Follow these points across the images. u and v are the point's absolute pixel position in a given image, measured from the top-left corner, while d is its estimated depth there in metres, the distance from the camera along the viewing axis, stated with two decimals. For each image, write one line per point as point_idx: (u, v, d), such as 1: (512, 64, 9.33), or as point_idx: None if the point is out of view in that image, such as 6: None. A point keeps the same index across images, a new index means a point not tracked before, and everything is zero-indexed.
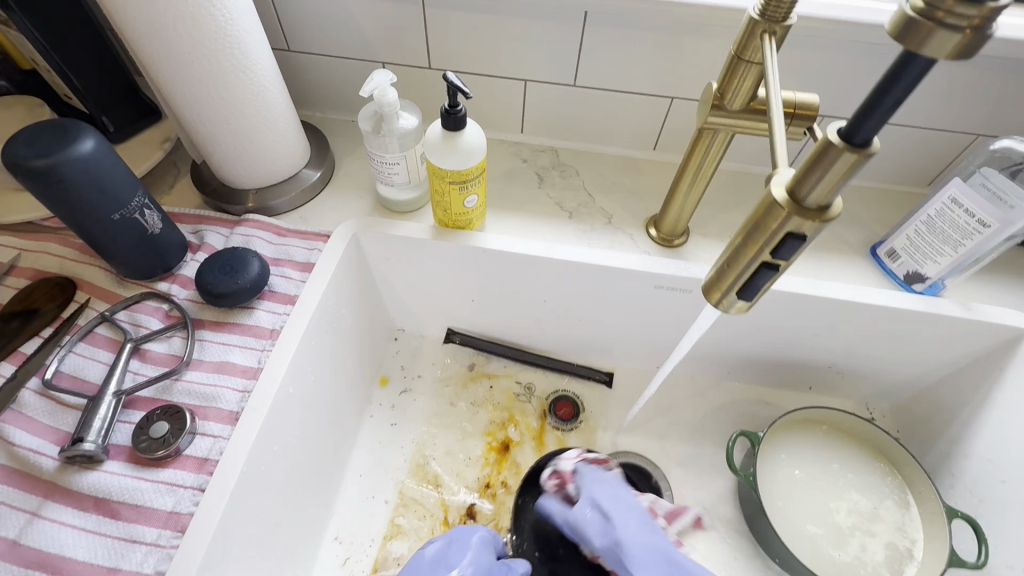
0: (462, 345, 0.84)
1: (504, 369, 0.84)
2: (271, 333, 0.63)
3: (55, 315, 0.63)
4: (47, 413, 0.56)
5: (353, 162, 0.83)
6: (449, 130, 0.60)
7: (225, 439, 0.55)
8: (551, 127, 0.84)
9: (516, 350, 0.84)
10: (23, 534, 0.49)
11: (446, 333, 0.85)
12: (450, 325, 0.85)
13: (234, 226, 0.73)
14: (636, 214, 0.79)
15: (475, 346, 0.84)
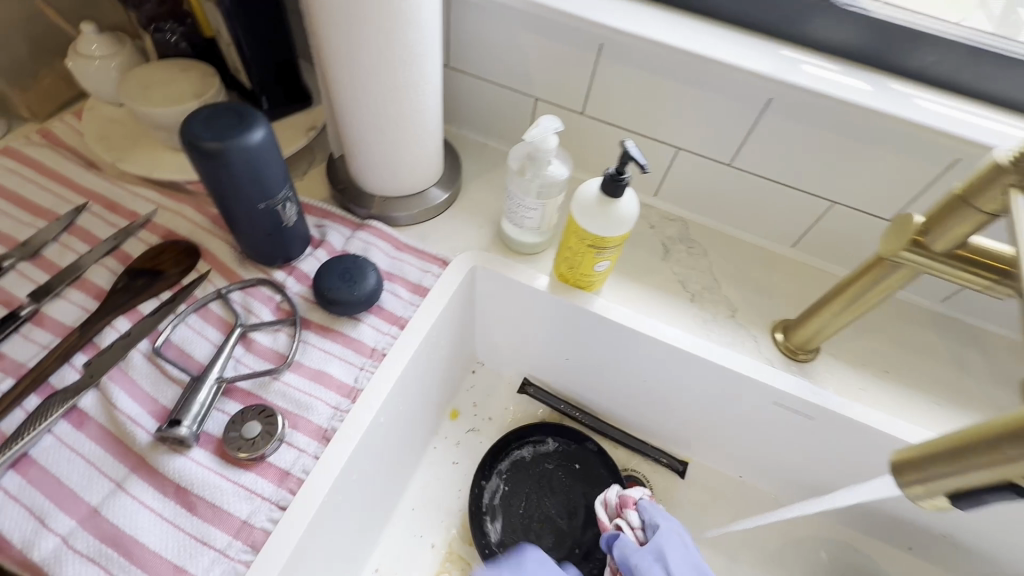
0: (534, 397, 0.81)
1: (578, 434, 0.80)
2: (372, 352, 0.61)
3: (175, 281, 0.64)
4: (150, 381, 0.56)
5: (478, 187, 0.81)
6: (608, 197, 0.56)
7: (310, 456, 0.53)
8: (687, 198, 0.80)
9: (589, 415, 0.80)
10: (104, 504, 0.49)
11: (520, 383, 0.82)
12: (527, 375, 0.82)
13: (355, 229, 0.72)
14: (763, 313, 0.73)
15: (547, 401, 0.80)
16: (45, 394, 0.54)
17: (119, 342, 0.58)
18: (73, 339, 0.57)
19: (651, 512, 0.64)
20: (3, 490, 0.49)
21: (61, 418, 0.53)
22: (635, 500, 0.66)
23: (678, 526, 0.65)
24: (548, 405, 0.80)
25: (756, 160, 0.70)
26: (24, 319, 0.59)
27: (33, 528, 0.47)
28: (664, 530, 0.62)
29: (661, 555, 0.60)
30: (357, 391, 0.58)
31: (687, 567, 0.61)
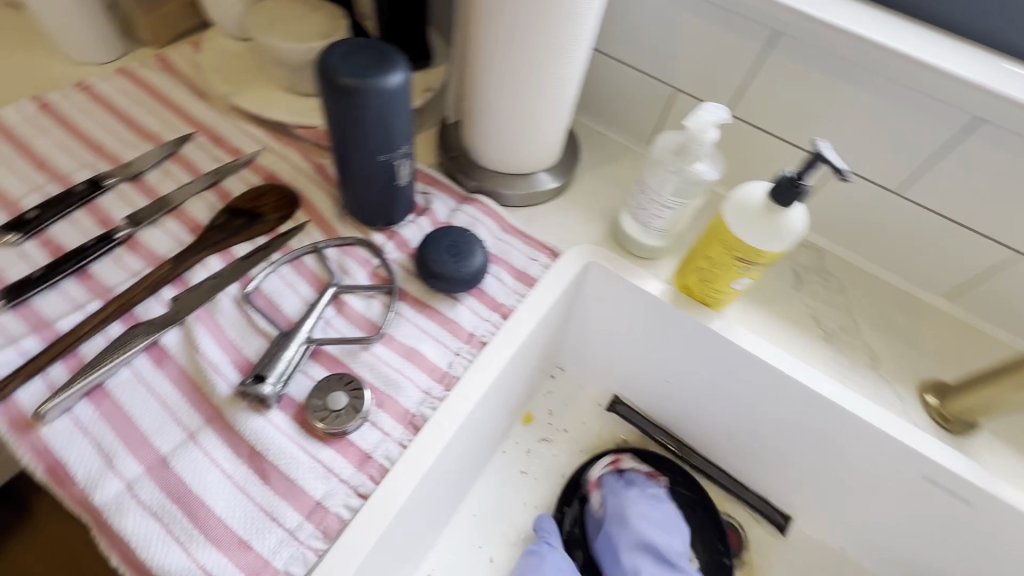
0: (624, 418, 0.73)
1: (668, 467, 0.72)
2: (470, 338, 0.55)
3: (272, 228, 0.59)
4: (236, 328, 0.52)
5: (593, 178, 0.74)
6: (779, 205, 0.48)
7: (395, 443, 0.48)
8: (831, 224, 0.70)
9: (681, 447, 0.72)
10: (174, 454, 0.44)
11: (610, 400, 0.74)
12: (618, 393, 0.74)
13: (462, 202, 0.66)
14: (908, 368, 0.63)
15: (637, 425, 0.72)
16: (129, 323, 0.50)
17: (209, 282, 0.54)
18: (165, 271, 0.53)
19: (615, 491, 0.67)
20: (73, 419, 0.45)
21: (141, 352, 0.49)
22: (598, 479, 0.69)
23: (645, 508, 0.66)
24: (636, 428, 0.72)
25: (935, 192, 0.60)
26: (118, 242, 0.55)
27: (98, 467, 0.43)
28: (617, 514, 0.66)
29: (615, 539, 0.65)
30: (450, 379, 0.52)
31: (651, 554, 0.63)
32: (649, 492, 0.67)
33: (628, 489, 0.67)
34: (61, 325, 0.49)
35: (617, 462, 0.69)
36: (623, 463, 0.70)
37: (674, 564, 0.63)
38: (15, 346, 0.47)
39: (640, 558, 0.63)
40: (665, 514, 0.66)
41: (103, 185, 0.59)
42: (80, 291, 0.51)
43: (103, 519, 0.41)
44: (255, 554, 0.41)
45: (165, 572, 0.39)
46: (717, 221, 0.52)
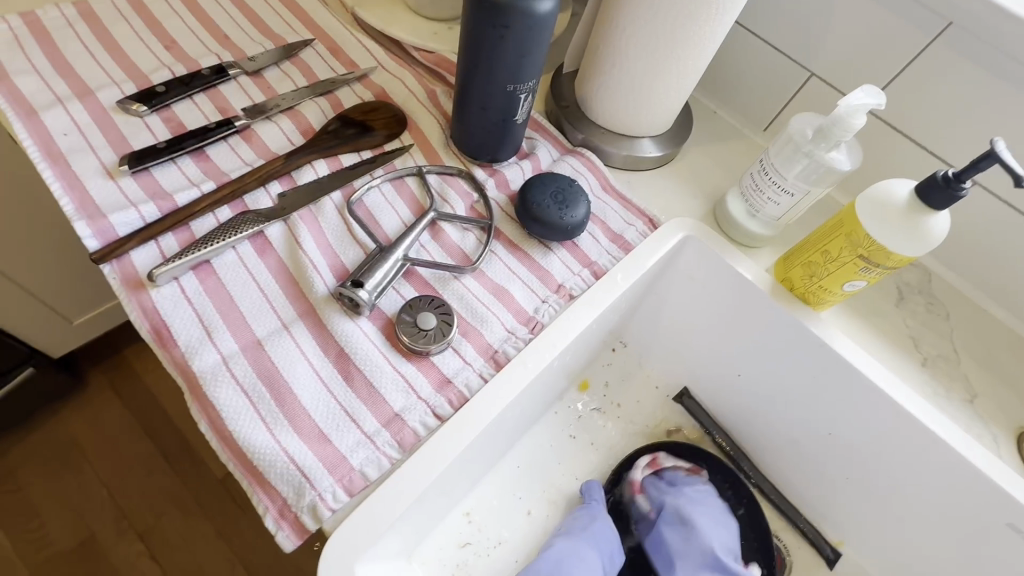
0: (688, 411, 0.71)
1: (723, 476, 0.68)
2: (559, 289, 0.54)
3: (379, 144, 0.59)
4: (336, 234, 0.52)
5: (700, 155, 0.70)
6: (926, 205, 0.45)
7: (475, 373, 0.47)
8: (951, 247, 0.64)
9: (737, 450, 0.69)
10: (269, 339, 0.45)
11: (679, 392, 0.71)
12: (687, 386, 0.71)
13: (565, 154, 0.65)
14: (1007, 410, 0.58)
15: (698, 419, 0.70)
16: (238, 210, 0.51)
17: (315, 185, 0.54)
18: (276, 166, 0.54)
19: (657, 494, 0.65)
20: (180, 288, 0.46)
21: (247, 239, 0.50)
22: (639, 483, 0.66)
23: (696, 506, 0.63)
24: (698, 423, 0.70)
25: None
26: (235, 131, 0.56)
27: (199, 337, 0.44)
28: (672, 515, 0.63)
29: (667, 535, 0.62)
30: (536, 324, 0.52)
31: (704, 563, 0.60)
32: (696, 487, 0.65)
33: (673, 489, 0.65)
34: (179, 198, 0.50)
35: (656, 462, 0.66)
36: (661, 462, 0.66)
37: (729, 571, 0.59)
38: (136, 209, 0.48)
39: (685, 557, 0.60)
40: (715, 512, 0.63)
41: (227, 74, 0.59)
42: (196, 171, 0.53)
43: (198, 386, 0.43)
44: (334, 449, 0.41)
45: (250, 446, 0.40)
46: (847, 213, 0.49)
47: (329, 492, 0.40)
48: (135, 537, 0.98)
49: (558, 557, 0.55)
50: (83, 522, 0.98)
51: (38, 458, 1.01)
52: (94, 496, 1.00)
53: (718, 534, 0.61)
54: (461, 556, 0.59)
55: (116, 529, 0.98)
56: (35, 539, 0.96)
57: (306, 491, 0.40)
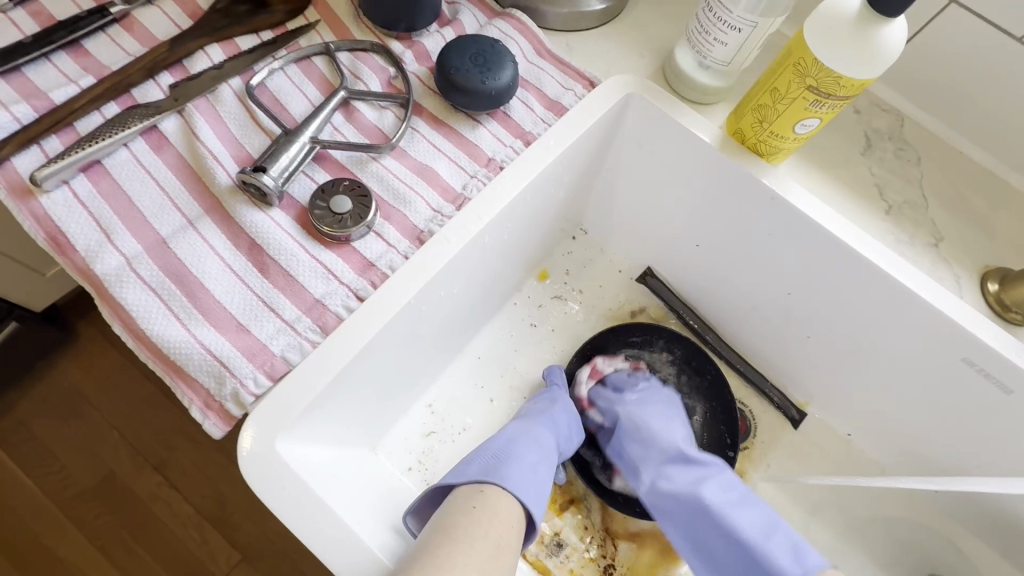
0: (652, 291, 0.68)
1: (688, 351, 0.67)
2: (488, 163, 0.50)
3: (280, 22, 0.53)
4: (238, 123, 0.48)
5: (650, 7, 0.62)
6: (878, 15, 0.40)
7: (399, 254, 0.45)
8: (923, 83, 0.59)
9: (702, 325, 0.68)
10: (173, 237, 0.43)
11: (642, 272, 0.69)
12: (649, 266, 0.69)
13: (493, 18, 0.57)
14: (976, 252, 0.56)
15: (661, 297, 0.68)
16: (126, 105, 0.47)
17: (209, 71, 0.48)
18: (161, 53, 0.48)
19: (607, 404, 0.63)
20: (71, 192, 0.43)
21: (139, 136, 0.46)
22: (588, 398, 0.64)
23: (645, 406, 0.61)
24: (661, 301, 0.69)
25: None
26: (113, 19, 0.50)
27: (98, 240, 0.42)
28: (627, 426, 0.60)
29: (628, 447, 0.60)
30: (464, 201, 0.48)
31: (667, 456, 0.57)
32: (640, 386, 0.63)
33: (619, 396, 0.63)
34: (55, 96, 0.46)
35: (597, 372, 0.64)
36: (603, 368, 0.64)
37: (691, 459, 0.56)
38: (8, 111, 0.44)
39: (650, 458, 0.58)
40: (663, 407, 0.61)
41: None
42: (75, 67, 0.48)
43: (104, 289, 0.41)
44: (253, 338, 0.40)
45: (164, 342, 0.39)
46: (795, 42, 0.44)
47: (250, 379, 0.39)
48: (152, 470, 0.92)
49: (512, 436, 0.52)
50: (100, 461, 0.91)
51: (46, 407, 0.93)
52: (106, 435, 0.93)
53: (675, 428, 0.59)
54: (426, 444, 0.60)
55: (133, 465, 0.92)
56: (62, 480, 0.90)
57: (227, 380, 0.39)
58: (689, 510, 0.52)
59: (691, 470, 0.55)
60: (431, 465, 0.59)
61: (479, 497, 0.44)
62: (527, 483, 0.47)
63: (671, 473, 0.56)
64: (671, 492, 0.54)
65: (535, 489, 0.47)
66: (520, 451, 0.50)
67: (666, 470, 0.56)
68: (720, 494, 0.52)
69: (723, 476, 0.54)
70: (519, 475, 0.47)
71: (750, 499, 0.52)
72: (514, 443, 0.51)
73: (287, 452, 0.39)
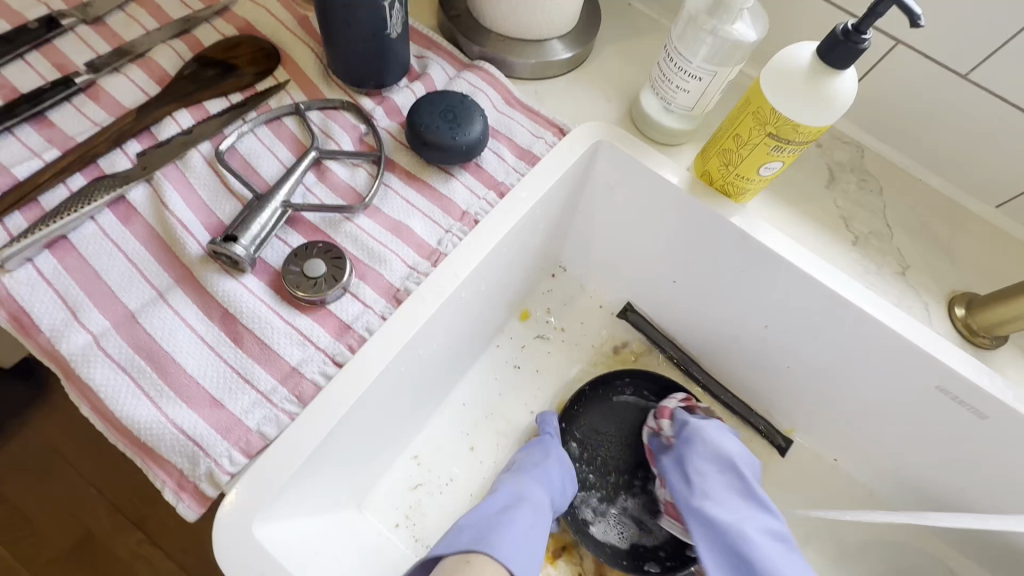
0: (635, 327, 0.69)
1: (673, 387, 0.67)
2: (463, 216, 0.51)
3: (249, 84, 0.53)
4: (208, 190, 0.47)
5: (615, 53, 0.64)
6: (829, 67, 0.42)
7: (376, 315, 0.45)
8: (878, 118, 0.61)
9: (687, 358, 0.68)
10: (143, 311, 0.42)
11: (622, 307, 0.69)
12: (630, 300, 0.69)
13: (462, 70, 0.58)
14: (942, 278, 0.57)
15: (645, 334, 0.68)
16: (93, 176, 0.46)
17: (177, 137, 0.48)
18: (128, 122, 0.48)
19: (684, 419, 0.61)
20: (36, 270, 0.42)
21: (107, 208, 0.45)
22: (669, 411, 0.63)
23: (727, 438, 0.58)
24: (643, 336, 0.69)
25: (1012, 74, 0.51)
26: (78, 89, 0.50)
27: (64, 319, 0.41)
28: (709, 454, 0.57)
29: (695, 464, 0.57)
30: (439, 255, 0.48)
31: (737, 486, 0.55)
32: (702, 416, 0.62)
33: (699, 417, 0.60)
34: (18, 171, 0.45)
35: (688, 400, 0.63)
36: (672, 404, 0.63)
37: (762, 501, 0.53)
38: None
39: (715, 484, 0.55)
40: (732, 435, 0.59)
41: (60, 26, 0.52)
42: (38, 139, 0.47)
43: (71, 369, 0.40)
44: (227, 413, 0.39)
45: (134, 423, 0.38)
46: (753, 91, 0.45)
47: (225, 457, 0.38)
48: (132, 527, 0.87)
49: (503, 496, 0.51)
50: (77, 521, 0.87)
51: (17, 469, 0.89)
52: (81, 493, 0.88)
53: (744, 455, 0.57)
54: (413, 498, 0.59)
55: (111, 523, 0.87)
56: (34, 544, 0.86)
57: (200, 459, 0.38)
58: (732, 538, 0.50)
59: (749, 508, 0.53)
60: (419, 520, 0.58)
61: (464, 571, 0.44)
62: (519, 549, 0.47)
63: (723, 499, 0.54)
64: (721, 520, 0.51)
65: (527, 554, 0.47)
66: (513, 512, 0.49)
67: (722, 496, 0.54)
68: (767, 539, 0.50)
69: (777, 525, 0.52)
70: (511, 540, 0.47)
71: (790, 551, 0.50)
72: (505, 504, 0.50)
73: (266, 536, 0.38)
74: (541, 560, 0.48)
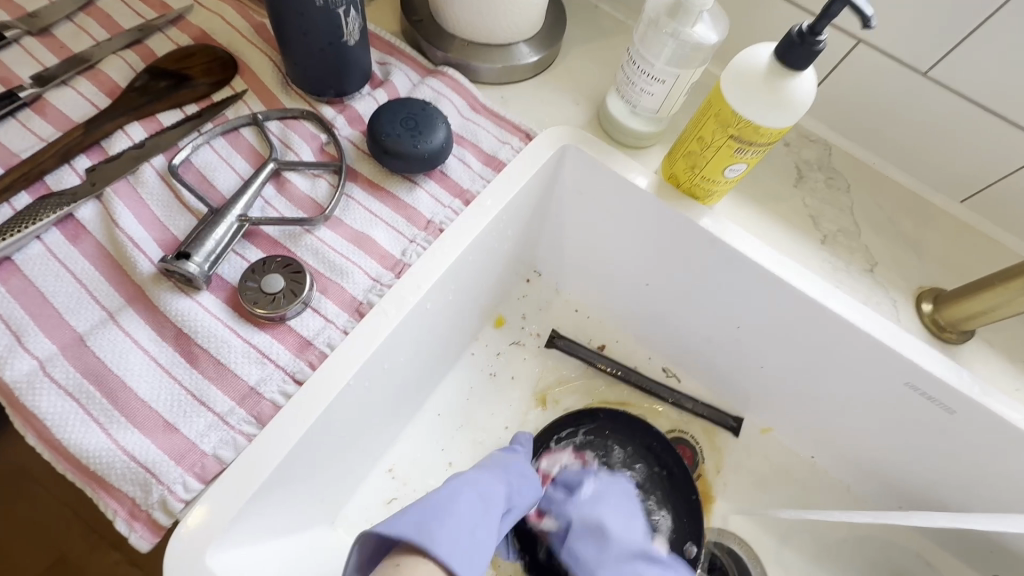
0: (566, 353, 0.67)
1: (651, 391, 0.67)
2: (428, 226, 0.50)
3: (204, 95, 0.51)
4: (162, 205, 0.46)
5: (582, 55, 0.64)
6: (788, 68, 0.42)
7: (338, 330, 0.44)
8: (843, 116, 0.62)
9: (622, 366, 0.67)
10: (92, 333, 0.40)
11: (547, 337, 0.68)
12: (554, 329, 0.68)
13: (426, 76, 0.57)
14: (909, 273, 0.58)
15: (578, 355, 0.67)
16: (38, 194, 0.45)
17: (129, 152, 0.47)
18: (75, 136, 0.46)
19: (560, 505, 0.56)
20: None
21: (53, 226, 0.44)
22: (537, 508, 0.57)
23: (594, 506, 0.54)
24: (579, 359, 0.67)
25: (970, 71, 0.52)
26: (24, 104, 0.48)
27: (7, 344, 0.39)
28: (598, 530, 0.53)
29: (583, 549, 0.52)
30: (403, 267, 0.47)
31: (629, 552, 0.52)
32: (585, 481, 0.57)
33: (573, 497, 0.56)
34: None
35: (546, 474, 0.60)
36: (552, 470, 0.60)
37: (652, 556, 0.52)
38: None
39: (604, 565, 0.51)
40: (616, 502, 0.55)
41: (5, 38, 0.50)
42: None
43: (16, 397, 0.38)
44: (181, 437, 0.38)
45: (83, 451, 0.37)
46: (714, 94, 0.45)
47: (179, 484, 0.37)
48: (109, 547, 0.85)
49: (456, 486, 0.47)
50: (50, 542, 0.84)
51: None
52: (55, 515, 0.86)
53: (628, 523, 0.54)
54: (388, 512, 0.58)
55: (86, 544, 0.85)
56: (8, 568, 0.83)
57: (153, 487, 0.37)
58: None
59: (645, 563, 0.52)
60: None
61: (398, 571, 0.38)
62: (458, 546, 0.41)
63: (622, 563, 0.51)
64: None
65: (468, 556, 0.41)
66: (459, 507, 0.44)
67: (618, 562, 0.51)
68: None
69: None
70: (452, 537, 0.41)
71: None
72: (455, 494, 0.45)
73: (222, 565, 0.37)
74: (482, 561, 0.42)
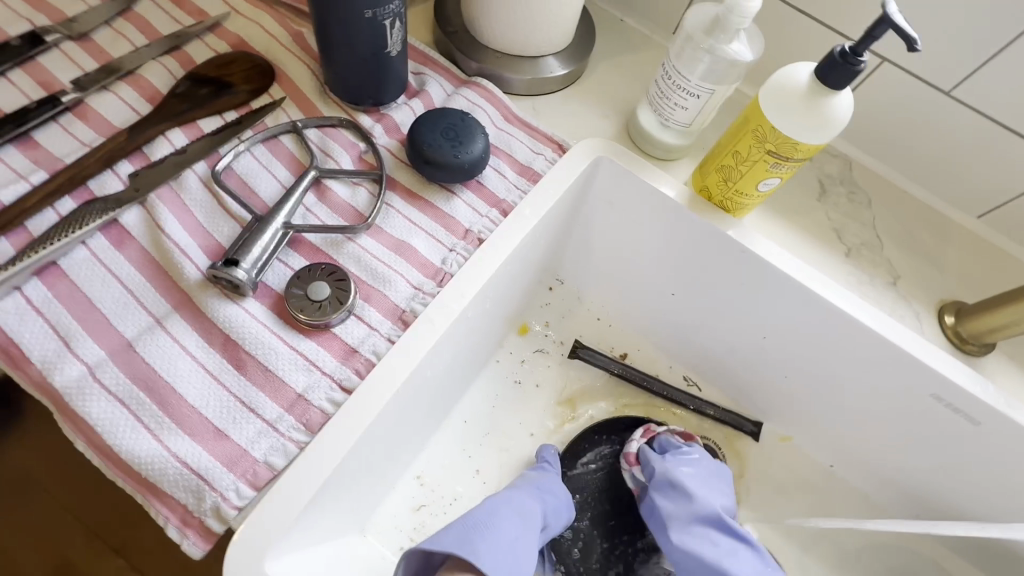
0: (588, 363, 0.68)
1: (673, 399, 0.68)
2: (466, 235, 0.50)
3: (244, 102, 0.52)
4: (205, 211, 0.46)
5: (609, 68, 0.65)
6: (828, 87, 0.43)
7: (382, 338, 0.44)
8: (865, 132, 0.63)
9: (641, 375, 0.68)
10: (140, 339, 0.40)
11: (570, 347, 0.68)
12: (578, 339, 0.68)
13: (460, 86, 0.58)
14: (930, 286, 0.59)
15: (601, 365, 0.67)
16: (82, 199, 0.45)
17: (172, 158, 0.47)
18: (118, 142, 0.46)
19: (648, 459, 0.60)
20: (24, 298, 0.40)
21: (98, 231, 0.44)
22: (635, 453, 0.62)
23: (686, 472, 0.57)
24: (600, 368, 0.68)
25: (992, 92, 0.53)
26: (65, 108, 0.48)
27: (56, 349, 0.39)
28: (676, 492, 0.57)
29: (663, 504, 0.57)
30: (444, 275, 0.48)
31: (705, 520, 0.55)
32: (688, 453, 0.60)
33: (663, 457, 0.60)
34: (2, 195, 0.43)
35: (648, 431, 0.63)
36: (656, 429, 0.63)
37: (729, 529, 0.55)
38: None
39: (680, 521, 0.56)
40: (708, 476, 0.58)
41: (44, 42, 0.50)
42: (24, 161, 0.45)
43: (65, 403, 0.38)
44: (232, 443, 0.38)
45: (135, 457, 0.37)
46: (752, 110, 0.46)
47: (231, 491, 0.37)
48: (114, 553, 0.83)
49: (496, 505, 0.48)
50: (55, 548, 0.83)
51: None
52: (59, 520, 0.84)
53: (716, 497, 0.57)
54: (417, 519, 0.58)
55: (91, 549, 0.83)
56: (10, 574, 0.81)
57: (205, 494, 0.37)
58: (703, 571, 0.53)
59: (723, 534, 0.55)
60: None
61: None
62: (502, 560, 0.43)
63: (700, 531, 0.55)
64: (692, 553, 0.54)
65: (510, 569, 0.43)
66: (503, 522, 0.46)
67: (694, 527, 0.55)
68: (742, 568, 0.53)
69: (751, 556, 0.54)
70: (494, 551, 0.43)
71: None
72: (496, 511, 0.47)
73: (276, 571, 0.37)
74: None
